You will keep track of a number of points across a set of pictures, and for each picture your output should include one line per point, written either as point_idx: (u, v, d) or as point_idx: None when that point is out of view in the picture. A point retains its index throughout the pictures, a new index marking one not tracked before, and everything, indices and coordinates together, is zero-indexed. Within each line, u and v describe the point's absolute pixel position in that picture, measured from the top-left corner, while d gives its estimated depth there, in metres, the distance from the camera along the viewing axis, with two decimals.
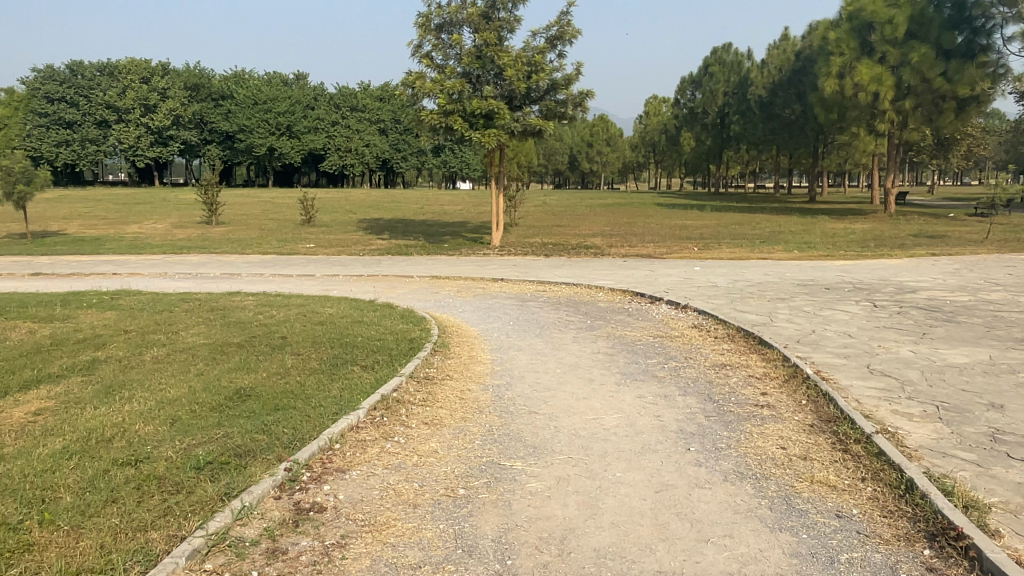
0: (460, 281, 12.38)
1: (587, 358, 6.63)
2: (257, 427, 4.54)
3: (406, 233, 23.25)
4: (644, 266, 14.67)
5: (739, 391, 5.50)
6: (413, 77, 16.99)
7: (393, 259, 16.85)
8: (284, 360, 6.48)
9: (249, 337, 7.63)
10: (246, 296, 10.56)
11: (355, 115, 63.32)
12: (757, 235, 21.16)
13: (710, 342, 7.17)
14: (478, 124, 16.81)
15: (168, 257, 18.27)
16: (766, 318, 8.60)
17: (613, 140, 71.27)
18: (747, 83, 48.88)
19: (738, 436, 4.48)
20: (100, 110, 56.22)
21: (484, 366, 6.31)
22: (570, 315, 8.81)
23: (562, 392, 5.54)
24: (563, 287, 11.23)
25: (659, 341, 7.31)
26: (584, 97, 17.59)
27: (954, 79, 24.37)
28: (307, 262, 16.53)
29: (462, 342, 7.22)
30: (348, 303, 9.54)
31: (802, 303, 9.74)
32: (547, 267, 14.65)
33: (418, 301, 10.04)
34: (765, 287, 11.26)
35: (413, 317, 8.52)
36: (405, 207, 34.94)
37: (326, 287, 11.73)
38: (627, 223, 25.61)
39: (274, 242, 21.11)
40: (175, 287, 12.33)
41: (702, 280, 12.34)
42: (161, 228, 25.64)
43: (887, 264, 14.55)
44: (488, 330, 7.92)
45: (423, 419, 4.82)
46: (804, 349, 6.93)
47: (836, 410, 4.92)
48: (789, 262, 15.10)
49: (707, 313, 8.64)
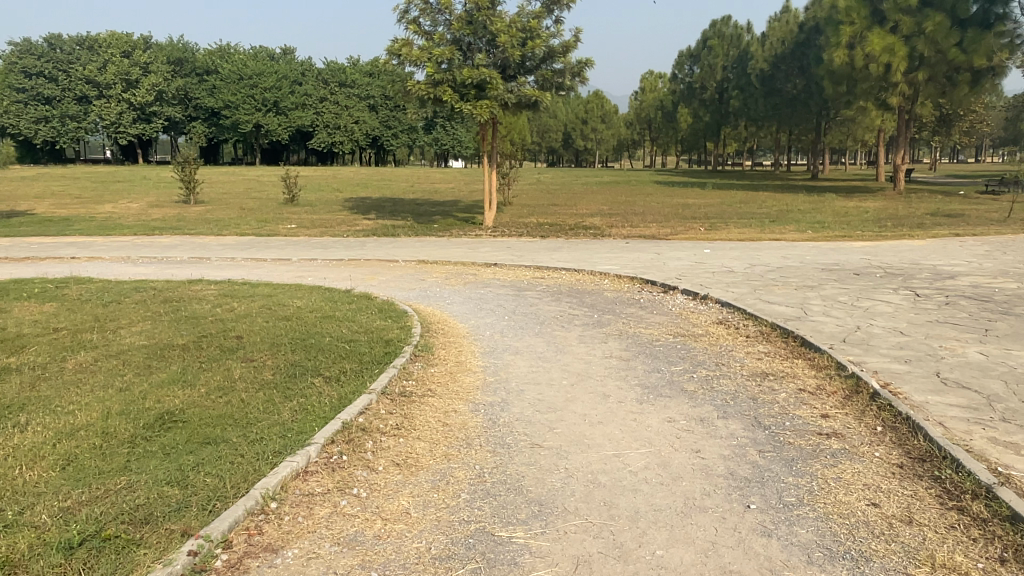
0: (449, 266, 11.24)
1: (597, 364, 5.52)
2: (172, 477, 3.41)
3: (394, 213, 22.01)
4: (649, 248, 13.58)
5: (794, 412, 4.41)
6: (399, 45, 15.71)
7: (379, 240, 15.73)
8: (231, 369, 5.32)
9: (199, 337, 6.47)
10: (209, 284, 9.39)
11: (344, 90, 61.72)
12: (765, 214, 20.04)
13: (742, 343, 6.05)
14: (469, 95, 15.55)
15: (136, 238, 17.01)
16: (798, 310, 7.50)
17: (608, 117, 69.30)
18: (747, 57, 47.47)
19: (810, 485, 3.40)
20: (79, 86, 54.44)
21: (473, 377, 5.16)
22: (574, 307, 7.68)
23: (570, 413, 4.42)
24: (563, 274, 10.12)
25: (681, 341, 6.19)
26: (583, 67, 16.33)
27: (970, 49, 23.15)
28: (285, 244, 15.31)
29: (449, 345, 6.07)
30: (320, 294, 8.37)
31: (833, 292, 8.62)
32: (544, 250, 13.50)
33: (400, 290, 8.89)
34: (787, 274, 10.13)
35: (393, 311, 7.37)
36: (394, 186, 33.76)
37: (299, 274, 10.56)
38: (627, 202, 24.53)
39: (253, 222, 19.92)
40: (131, 273, 11.09)
41: (716, 265, 11.20)
42: (136, 207, 24.37)
43: (910, 246, 13.44)
44: (479, 328, 6.78)
45: (394, 458, 3.70)
46: (855, 352, 5.85)
47: (930, 444, 3.81)
48: (805, 243, 14.03)
49: (731, 306, 7.53)
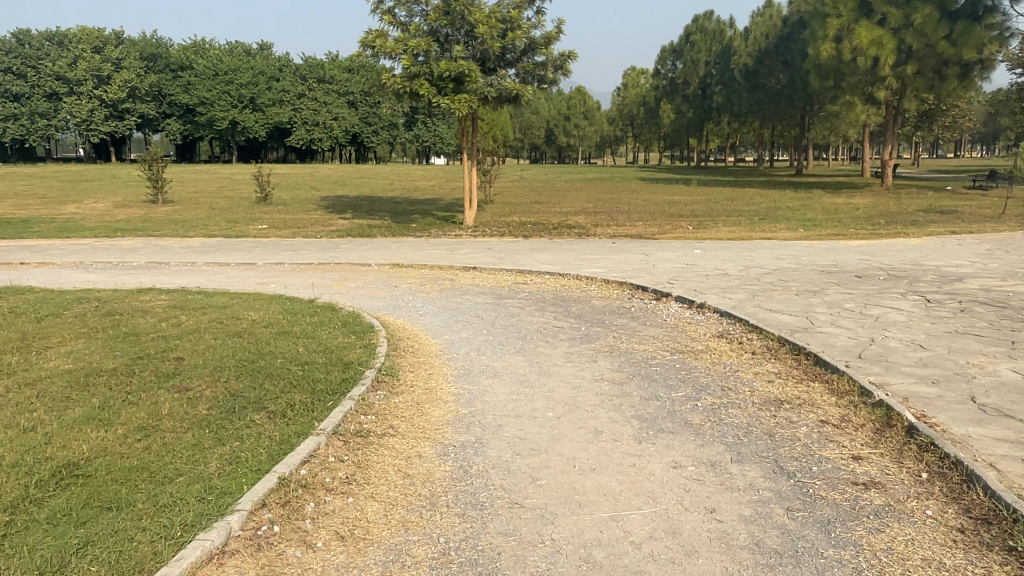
0: (425, 270, 10.48)
1: (587, 390, 4.81)
2: (50, 562, 2.67)
3: (371, 212, 21.20)
4: (636, 249, 12.93)
5: (820, 453, 3.73)
6: (373, 36, 14.93)
7: (353, 242, 14.96)
8: (159, 403, 4.56)
9: (134, 361, 5.69)
10: (160, 294, 8.60)
11: (323, 86, 60.56)
12: (753, 212, 19.45)
13: (748, 362, 5.36)
14: (447, 88, 14.85)
15: (96, 241, 16.06)
16: (803, 320, 6.84)
17: (591, 113, 68.74)
18: (730, 52, 47.07)
19: (859, 563, 2.72)
20: (49, 82, 52.84)
21: (443, 410, 4.44)
22: (559, 318, 6.97)
23: (556, 457, 3.70)
24: (546, 279, 9.41)
25: (679, 360, 5.49)
26: (566, 59, 15.63)
27: (960, 42, 22.82)
28: (253, 246, 14.50)
29: (418, 367, 5.34)
30: (280, 305, 7.60)
31: (837, 297, 7.99)
32: (527, 251, 12.82)
33: (368, 300, 8.12)
34: (785, 276, 9.48)
35: (359, 325, 6.61)
36: (372, 183, 32.88)
37: (262, 281, 9.75)
38: (611, 199, 23.91)
39: (223, 223, 19.02)
40: (79, 280, 10.21)
41: (708, 267, 10.56)
42: (101, 207, 23.33)
43: (907, 245, 12.91)
44: (454, 345, 6.03)
45: (338, 530, 2.97)
46: (876, 373, 5.18)
47: (993, 499, 3.14)
48: (799, 243, 13.44)
49: (730, 315, 6.84)
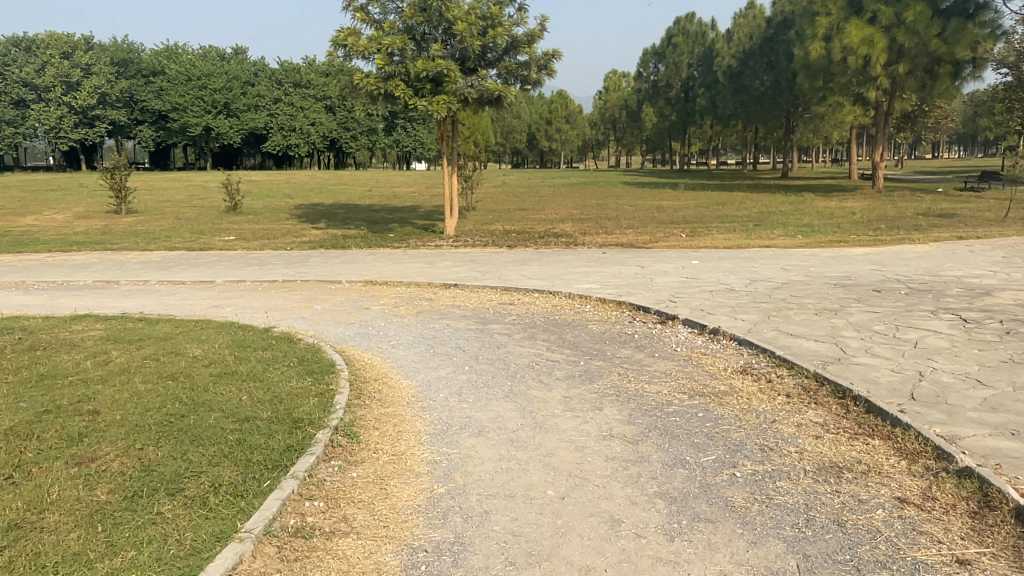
0: (400, 289, 9.49)
1: (595, 455, 3.84)
2: None
3: (346, 221, 20.20)
4: (629, 259, 12.04)
5: (912, 556, 2.81)
6: (344, 34, 13.94)
7: (324, 254, 13.92)
8: (49, 486, 3.54)
9: (38, 416, 4.65)
10: (97, 323, 7.56)
11: (299, 91, 59.23)
12: (746, 217, 18.68)
13: (784, 410, 4.43)
14: (424, 89, 13.86)
15: (47, 257, 14.88)
16: (833, 349, 5.94)
17: (573, 116, 68.09)
18: (712, 55, 46.51)
19: None
20: (16, 89, 51.01)
21: (415, 486, 3.48)
22: (553, 350, 6.01)
23: (562, 570, 2.75)
24: (535, 298, 8.47)
25: (700, 407, 4.54)
26: (551, 58, 14.72)
27: (952, 40, 22.29)
28: (216, 261, 13.44)
29: (384, 422, 4.34)
30: (230, 336, 6.58)
31: (863, 318, 7.09)
32: (512, 263, 11.88)
33: (333, 327, 7.09)
34: (797, 291, 8.60)
35: (317, 362, 5.62)
36: (349, 190, 31.82)
37: (217, 303, 8.68)
38: (597, 205, 23.10)
39: (188, 234, 17.94)
40: (10, 305, 9.08)
41: (709, 281, 9.65)
42: (60, 218, 22.05)
43: (916, 252, 12.12)
44: (429, 389, 5.05)
45: None
46: (943, 422, 4.27)
47: None
48: (802, 251, 12.65)
49: (749, 344, 5.92)
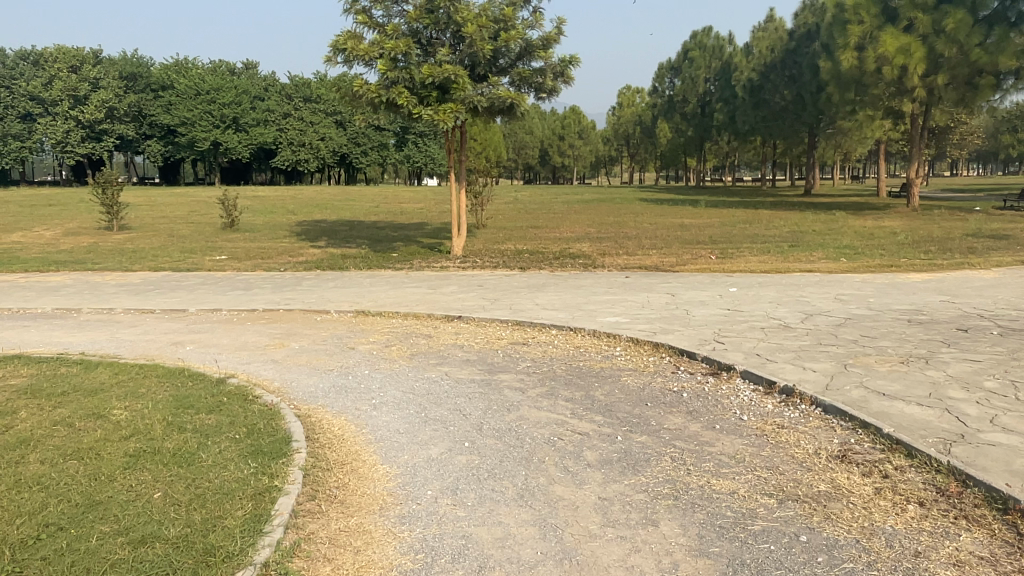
0: (395, 323, 8.13)
1: None
2: None
3: (348, 239, 19.00)
4: (657, 286, 10.69)
5: None
6: (344, 39, 12.70)
7: (319, 277, 12.67)
8: None
9: None
10: (23, 367, 6.23)
11: (309, 106, 58.30)
12: (778, 237, 17.27)
13: (929, 535, 3.04)
14: (429, 98, 12.60)
15: (20, 278, 13.70)
16: (948, 418, 4.51)
17: (586, 132, 66.81)
18: (730, 69, 45.23)
19: None
20: (23, 102, 50.40)
21: None
22: (583, 416, 4.62)
23: None
24: (553, 337, 7.10)
25: (802, 525, 3.14)
26: (568, 64, 13.38)
27: (996, 49, 20.73)
28: (199, 283, 12.21)
29: (342, 547, 2.99)
30: (172, 391, 5.22)
31: (964, 370, 5.65)
32: (525, 289, 10.55)
33: (301, 377, 5.70)
34: (868, 330, 7.18)
35: (268, 437, 4.22)
36: (356, 206, 30.67)
37: (179, 341, 7.34)
38: (616, 223, 21.75)
39: (178, 253, 16.77)
40: None
41: (756, 314, 8.27)
42: (49, 235, 20.90)
43: (983, 280, 10.65)
44: (411, 481, 3.67)
45: None
46: None
47: None
48: (852, 276, 11.24)
49: (837, 412, 4.51)
